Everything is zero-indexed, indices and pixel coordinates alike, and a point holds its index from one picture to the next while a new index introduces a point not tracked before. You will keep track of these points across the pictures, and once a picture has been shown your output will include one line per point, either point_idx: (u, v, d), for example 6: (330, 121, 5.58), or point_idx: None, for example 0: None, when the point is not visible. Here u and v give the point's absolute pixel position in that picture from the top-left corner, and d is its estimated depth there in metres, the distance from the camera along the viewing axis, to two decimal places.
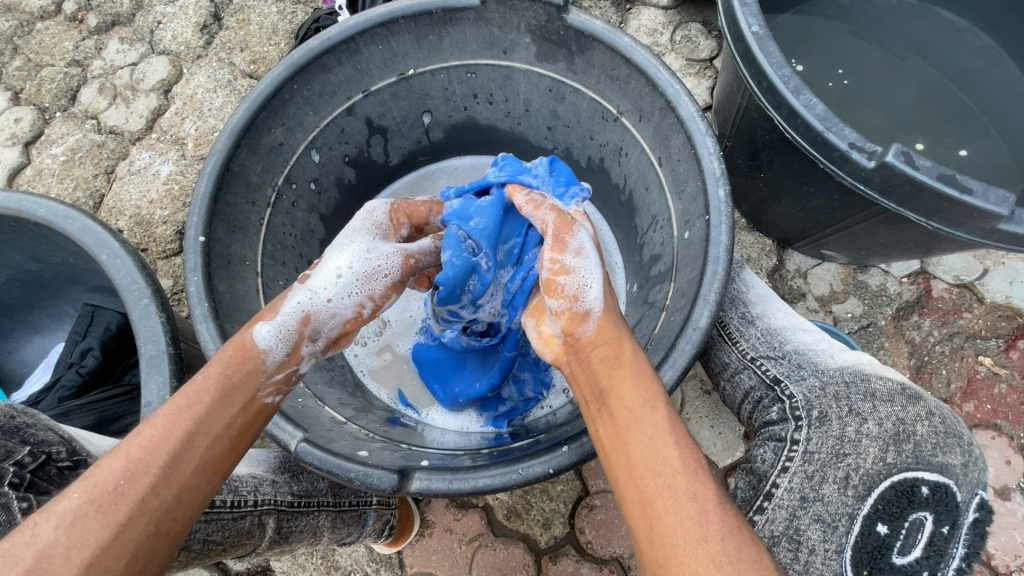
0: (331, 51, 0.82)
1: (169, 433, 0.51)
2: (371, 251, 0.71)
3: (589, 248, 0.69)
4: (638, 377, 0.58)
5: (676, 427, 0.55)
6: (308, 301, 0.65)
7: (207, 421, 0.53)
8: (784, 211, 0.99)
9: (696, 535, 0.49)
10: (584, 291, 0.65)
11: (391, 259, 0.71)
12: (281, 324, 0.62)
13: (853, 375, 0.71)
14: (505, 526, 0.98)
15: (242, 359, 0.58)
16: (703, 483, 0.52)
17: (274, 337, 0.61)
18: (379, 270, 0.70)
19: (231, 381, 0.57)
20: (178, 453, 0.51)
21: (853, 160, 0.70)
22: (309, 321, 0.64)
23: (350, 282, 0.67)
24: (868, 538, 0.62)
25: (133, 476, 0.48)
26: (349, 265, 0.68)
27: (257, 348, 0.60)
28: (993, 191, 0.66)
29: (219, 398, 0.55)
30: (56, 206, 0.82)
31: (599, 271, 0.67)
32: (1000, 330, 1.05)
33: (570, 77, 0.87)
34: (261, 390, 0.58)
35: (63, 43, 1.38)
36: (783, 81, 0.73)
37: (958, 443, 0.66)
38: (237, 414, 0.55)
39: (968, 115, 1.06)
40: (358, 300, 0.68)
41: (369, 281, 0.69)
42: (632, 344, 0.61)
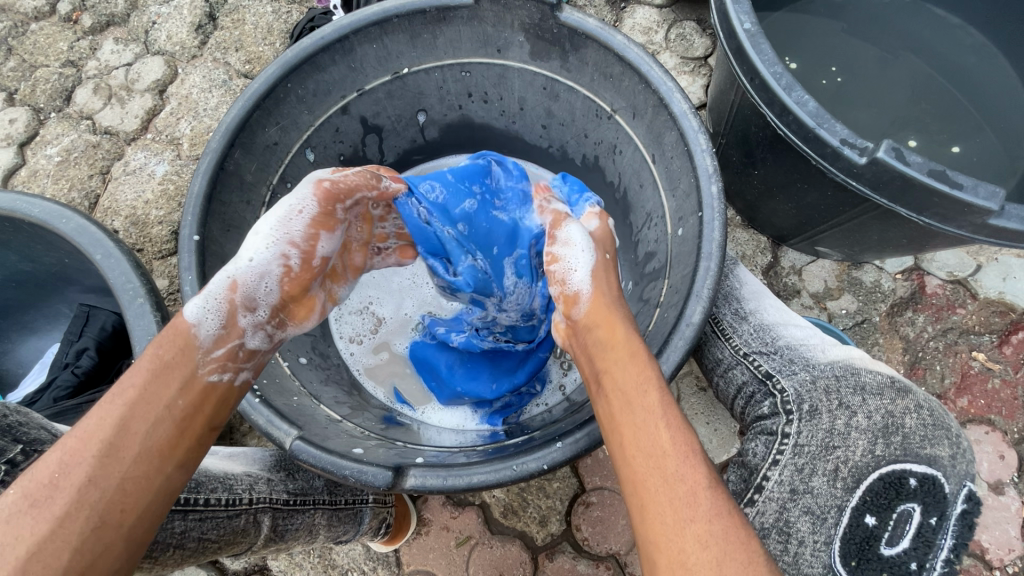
0: (324, 49, 0.82)
1: (101, 423, 0.53)
2: (285, 200, 0.70)
3: (575, 239, 0.73)
4: (629, 357, 0.59)
5: (665, 407, 0.55)
6: (234, 268, 0.66)
7: (142, 407, 0.55)
8: (778, 208, 1.00)
9: (682, 517, 0.49)
10: (569, 276, 0.71)
11: (306, 201, 0.71)
12: (209, 297, 0.64)
13: (843, 369, 0.72)
14: (501, 524, 0.98)
15: (172, 337, 0.60)
16: (693, 466, 0.51)
17: (205, 309, 0.63)
18: (294, 214, 0.69)
19: (165, 361, 0.58)
20: (113, 440, 0.52)
21: (845, 157, 0.71)
22: (237, 287, 0.65)
23: (269, 234, 0.68)
24: (856, 529, 0.63)
25: (67, 467, 0.50)
26: (265, 220, 0.68)
27: (186, 323, 0.61)
28: (983, 186, 0.66)
29: (155, 384, 0.56)
30: (50, 206, 0.82)
31: (588, 254, 0.71)
32: (994, 325, 1.05)
33: (564, 75, 0.88)
34: (200, 366, 0.60)
35: (57, 43, 1.38)
36: (775, 78, 0.73)
37: (946, 435, 0.66)
38: (176, 394, 0.57)
39: (961, 112, 1.07)
40: (282, 250, 0.67)
41: (287, 225, 0.69)
42: (622, 320, 0.64)
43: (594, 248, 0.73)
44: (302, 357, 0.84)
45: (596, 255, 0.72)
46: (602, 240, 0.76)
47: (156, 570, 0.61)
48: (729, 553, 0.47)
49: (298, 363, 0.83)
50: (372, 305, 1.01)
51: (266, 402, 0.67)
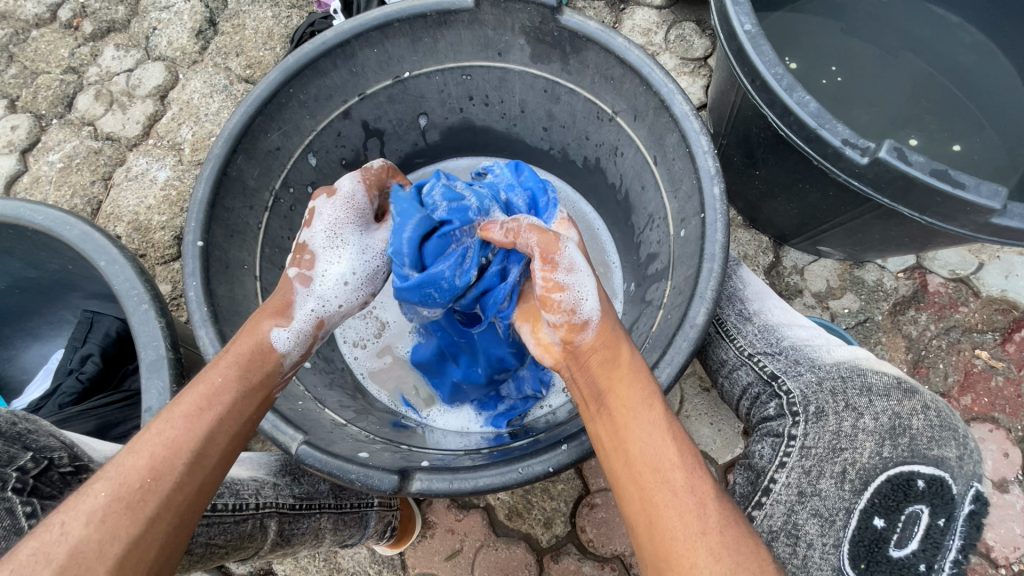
0: (325, 55, 0.82)
1: (191, 432, 0.54)
2: (367, 253, 0.76)
3: (580, 261, 0.66)
4: (632, 374, 0.58)
5: (672, 423, 0.56)
6: (320, 307, 0.71)
7: (226, 419, 0.57)
8: (780, 207, 1.00)
9: (695, 529, 0.50)
10: (580, 306, 0.64)
11: (387, 258, 0.78)
12: (295, 328, 0.67)
13: (850, 369, 0.72)
14: (506, 526, 0.98)
15: (262, 364, 0.63)
16: (699, 475, 0.53)
17: (290, 339, 0.67)
18: (378, 271, 0.77)
19: (252, 383, 0.61)
20: (200, 450, 0.54)
21: (847, 157, 0.71)
22: (323, 326, 0.71)
23: (354, 283, 0.74)
24: (866, 531, 0.63)
25: (160, 472, 0.51)
26: (350, 269, 0.74)
27: (277, 353, 0.65)
28: (985, 185, 0.66)
29: (237, 399, 0.59)
30: (54, 213, 0.82)
31: (590, 276, 0.65)
32: (997, 323, 1.05)
33: (565, 78, 0.88)
34: (276, 390, 0.64)
35: (59, 50, 1.39)
36: (776, 79, 0.73)
37: (953, 436, 0.66)
38: (259, 412, 0.61)
39: (961, 110, 1.07)
40: (363, 298, 0.76)
41: (370, 279, 0.76)
42: (618, 327, 0.64)
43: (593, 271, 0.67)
44: (306, 361, 0.85)
45: (597, 279, 0.66)
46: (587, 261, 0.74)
47: None
48: (741, 562, 0.49)
49: (303, 368, 0.83)
50: (375, 308, 1.01)
51: (273, 408, 0.67)
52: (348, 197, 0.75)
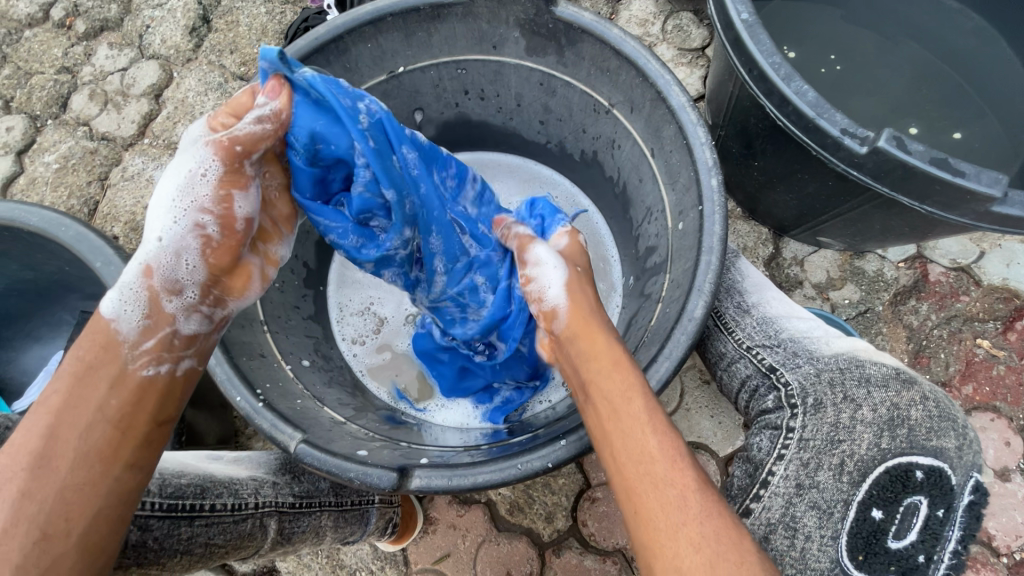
0: (319, 51, 0.82)
1: (31, 435, 0.52)
2: (177, 168, 0.60)
3: (546, 258, 0.73)
4: (609, 367, 0.59)
5: (651, 415, 0.54)
6: (148, 253, 0.61)
7: (72, 415, 0.53)
8: (779, 198, 0.99)
9: (676, 521, 0.49)
10: (543, 293, 0.69)
11: (200, 164, 0.60)
12: (126, 290, 0.60)
13: (848, 361, 0.72)
14: (507, 521, 0.98)
15: (91, 332, 0.58)
16: (678, 468, 0.52)
17: (122, 301, 0.60)
18: (198, 185, 0.60)
19: (88, 364, 0.56)
20: (41, 451, 0.51)
21: (846, 147, 0.70)
22: (152, 273, 0.61)
23: (170, 207, 0.60)
24: (864, 523, 0.63)
25: (2, 485, 0.49)
26: (164, 198, 0.61)
27: (105, 319, 0.58)
28: (986, 173, 0.66)
29: (80, 389, 0.55)
30: (49, 214, 0.82)
31: (560, 270, 0.70)
32: (998, 312, 1.05)
33: (561, 71, 0.87)
34: (129, 360, 0.58)
35: (52, 50, 1.38)
36: (773, 68, 0.72)
37: (952, 427, 0.65)
38: (106, 393, 0.55)
39: (961, 97, 1.06)
40: (191, 226, 0.61)
41: (190, 193, 0.60)
42: (598, 320, 0.65)
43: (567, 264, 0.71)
44: (304, 360, 0.84)
45: (569, 271, 0.70)
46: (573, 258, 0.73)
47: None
48: (721, 553, 0.48)
49: (301, 366, 0.82)
50: (373, 304, 1.01)
51: (270, 406, 0.67)
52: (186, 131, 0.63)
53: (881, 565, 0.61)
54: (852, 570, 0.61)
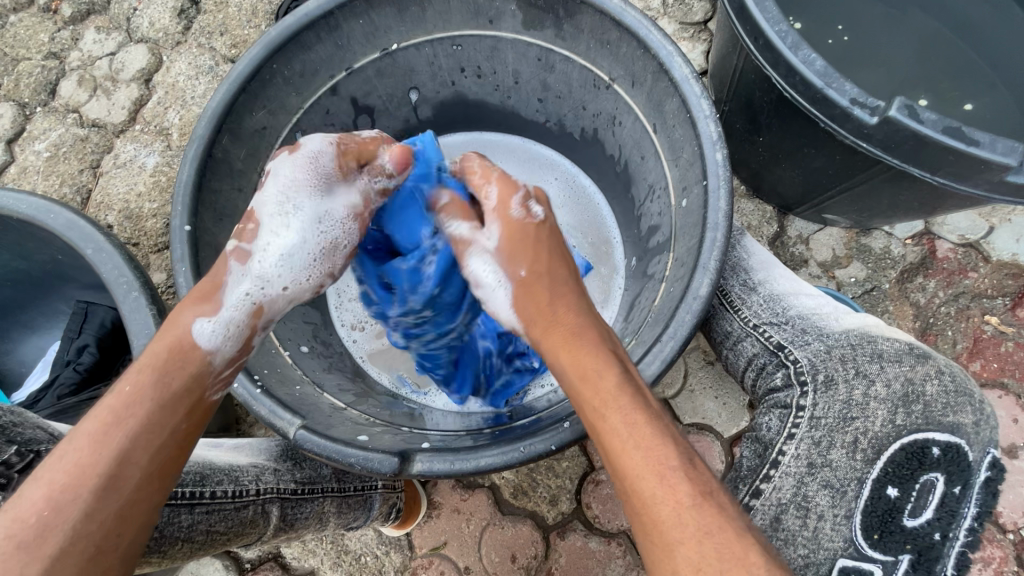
0: (309, 27, 0.79)
1: (96, 453, 0.49)
2: (321, 223, 0.64)
3: (485, 275, 0.65)
4: (581, 384, 0.55)
5: (632, 428, 0.52)
6: (257, 288, 0.61)
7: (144, 436, 0.50)
8: (784, 175, 0.97)
9: (699, 534, 0.48)
10: (498, 315, 0.66)
11: (345, 228, 0.66)
12: (223, 318, 0.58)
13: (859, 338, 0.71)
14: (512, 504, 0.98)
15: (176, 359, 0.55)
16: (671, 485, 0.49)
17: (218, 333, 0.57)
18: (337, 241, 0.66)
19: (171, 388, 0.53)
20: (112, 473, 0.48)
21: (855, 117, 0.68)
22: (259, 311, 0.61)
23: (303, 258, 0.63)
24: (878, 501, 0.63)
25: (59, 505, 0.47)
26: (295, 243, 0.63)
27: (200, 349, 0.56)
28: (1001, 141, 0.63)
29: (159, 409, 0.52)
30: (37, 201, 0.80)
31: (503, 287, 0.64)
32: (1007, 288, 1.03)
33: (559, 45, 0.84)
34: (209, 388, 0.56)
35: (38, 35, 1.35)
36: (780, 37, 0.70)
37: (969, 402, 0.65)
38: (183, 419, 0.53)
39: (972, 67, 1.03)
40: (314, 276, 0.65)
41: (329, 255, 0.65)
42: (563, 325, 0.60)
43: (506, 271, 0.64)
44: (303, 346, 0.83)
45: (512, 287, 0.63)
46: (522, 249, 0.64)
47: (167, 563, 0.61)
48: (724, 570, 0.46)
49: (300, 352, 0.81)
50: None
51: (269, 393, 0.66)
52: (308, 158, 0.65)
53: (897, 543, 0.62)
54: (866, 549, 0.62)
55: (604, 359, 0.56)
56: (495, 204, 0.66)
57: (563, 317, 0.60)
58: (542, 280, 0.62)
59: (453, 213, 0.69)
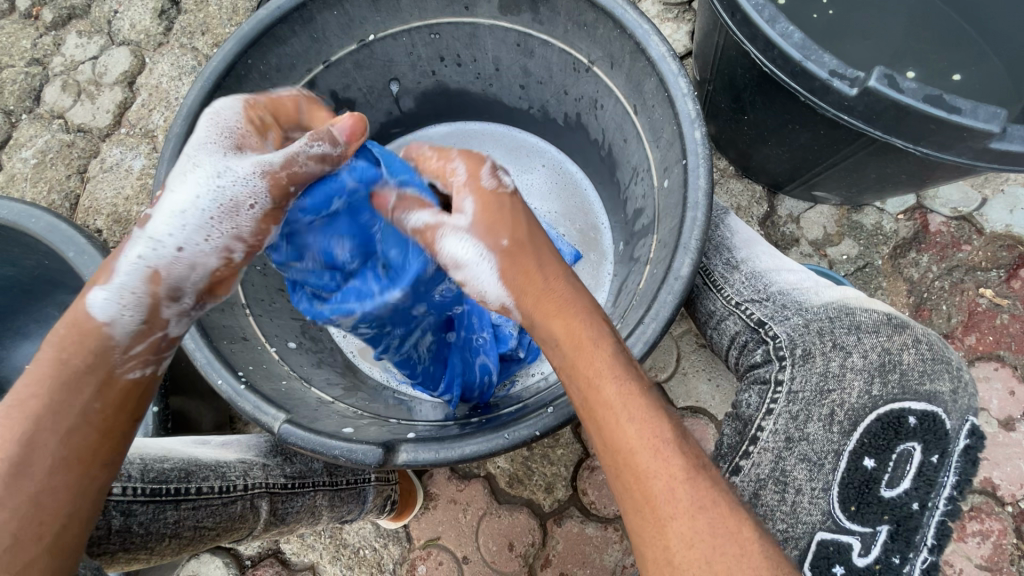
0: (282, 21, 0.79)
1: (5, 440, 0.49)
2: (218, 178, 0.54)
3: (462, 252, 0.59)
4: (578, 353, 0.54)
5: (626, 400, 0.51)
6: (150, 252, 0.54)
7: (49, 416, 0.50)
8: (771, 153, 0.96)
9: (691, 507, 0.48)
10: (484, 296, 0.60)
11: (246, 185, 0.55)
12: (119, 286, 0.53)
13: (837, 310, 0.71)
14: (508, 493, 0.98)
15: (80, 338, 0.52)
16: (664, 458, 0.50)
17: (113, 303, 0.53)
18: (239, 202, 0.55)
19: (72, 368, 0.52)
20: (21, 456, 0.49)
21: (835, 89, 0.67)
22: (157, 278, 0.54)
23: (200, 221, 0.54)
24: (855, 473, 0.64)
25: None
26: (195, 201, 0.54)
27: (95, 321, 0.52)
28: (982, 108, 0.63)
29: (61, 388, 0.51)
30: (19, 206, 0.80)
31: (486, 262, 0.58)
32: (1001, 260, 1.02)
33: (536, 29, 0.83)
34: (118, 365, 0.53)
35: (20, 41, 1.34)
36: (757, 10, 0.68)
37: (946, 369, 0.66)
38: (91, 396, 0.52)
39: (961, 37, 1.01)
40: (216, 241, 0.55)
41: (232, 215, 0.55)
42: (555, 295, 0.57)
43: (488, 245, 0.58)
44: (290, 342, 0.83)
45: (495, 257, 0.58)
46: (497, 221, 0.59)
47: (155, 559, 0.62)
48: (718, 544, 0.47)
49: (287, 348, 0.81)
50: None
51: (253, 389, 0.66)
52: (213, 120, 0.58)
53: (874, 515, 0.63)
54: (844, 521, 0.64)
55: (597, 332, 0.55)
56: (467, 177, 0.61)
57: (549, 288, 0.57)
58: (527, 251, 0.58)
59: (407, 207, 0.63)
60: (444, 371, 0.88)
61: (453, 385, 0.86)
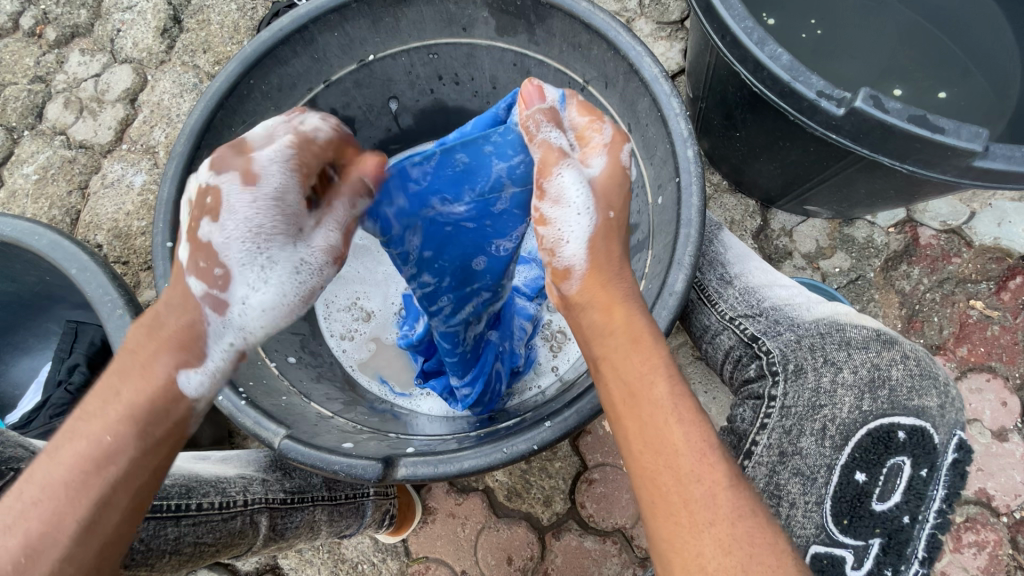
0: (284, 41, 0.81)
1: (75, 501, 0.48)
2: (300, 272, 0.60)
3: (572, 194, 0.60)
4: (634, 345, 0.54)
5: (678, 401, 0.51)
6: (241, 337, 0.58)
7: (125, 478, 0.50)
8: (763, 168, 0.97)
9: (728, 515, 0.47)
10: (561, 245, 0.60)
11: (324, 272, 0.61)
12: (209, 367, 0.56)
13: (828, 326, 0.72)
14: (506, 507, 0.98)
15: (157, 412, 0.53)
16: (710, 464, 0.49)
17: (202, 381, 0.56)
18: (314, 289, 0.61)
19: (152, 437, 0.52)
20: (93, 518, 0.49)
21: (822, 109, 0.69)
22: (246, 356, 0.58)
23: (281, 304, 0.60)
24: (847, 486, 0.65)
25: (38, 551, 0.47)
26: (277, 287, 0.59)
27: (185, 397, 0.54)
28: (965, 128, 0.64)
29: (138, 455, 0.51)
30: (22, 224, 0.81)
31: (588, 218, 0.60)
32: (991, 273, 1.04)
33: (533, 49, 0.85)
34: (187, 427, 0.56)
35: (24, 59, 1.36)
36: (746, 33, 0.71)
37: (933, 385, 0.67)
38: (161, 459, 0.53)
39: (947, 56, 1.04)
40: (297, 314, 0.63)
41: (308, 297, 0.62)
42: (622, 282, 0.58)
43: (597, 207, 0.60)
44: (290, 357, 0.84)
45: (595, 218, 0.60)
46: (614, 190, 0.61)
47: None
48: (753, 553, 0.46)
49: (287, 363, 0.82)
50: (359, 298, 1.00)
51: (253, 404, 0.67)
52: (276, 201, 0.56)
53: (867, 528, 0.64)
54: (837, 534, 0.64)
55: (652, 328, 0.56)
56: (610, 140, 0.62)
57: (620, 278, 0.59)
58: (617, 233, 0.61)
59: (545, 121, 0.63)
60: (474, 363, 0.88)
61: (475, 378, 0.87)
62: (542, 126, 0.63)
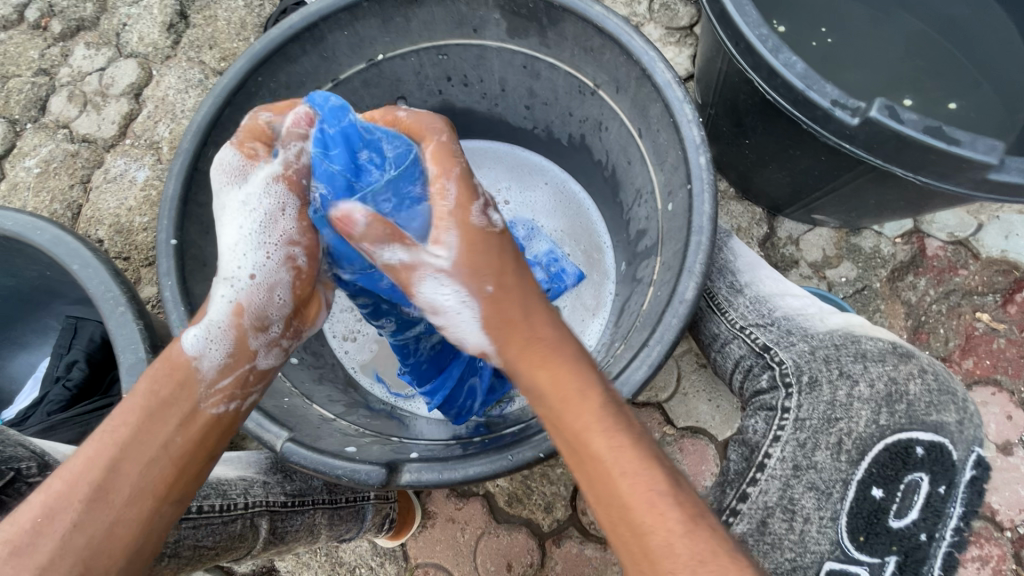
0: (293, 39, 0.80)
1: (88, 467, 0.50)
2: (247, 203, 0.60)
3: (444, 299, 0.59)
4: (562, 406, 0.53)
5: (617, 454, 0.50)
6: (232, 289, 0.59)
7: (133, 447, 0.51)
8: (772, 176, 0.97)
9: (691, 560, 0.46)
10: (463, 341, 0.61)
11: (273, 193, 0.61)
12: (210, 329, 0.58)
13: (842, 338, 0.73)
14: (507, 512, 0.97)
15: (169, 373, 0.56)
16: (660, 513, 0.48)
17: (205, 339, 0.57)
18: (274, 213, 0.61)
19: (159, 400, 0.54)
20: (101, 483, 0.50)
21: (836, 118, 0.68)
22: (243, 310, 0.59)
23: (256, 244, 0.59)
24: (864, 502, 0.63)
25: (53, 513, 0.48)
26: (241, 231, 0.59)
27: (186, 356, 0.56)
28: (980, 140, 0.64)
29: (147, 421, 0.53)
30: (24, 218, 0.80)
31: (467, 308, 0.59)
32: (997, 285, 1.03)
33: (544, 52, 0.84)
34: (201, 400, 0.55)
35: (28, 51, 1.35)
36: (760, 40, 0.70)
37: (952, 401, 0.67)
38: (173, 431, 0.53)
39: (954, 67, 1.04)
40: (276, 257, 0.60)
41: (275, 226, 0.61)
42: (539, 345, 0.57)
43: (471, 295, 0.59)
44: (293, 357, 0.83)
45: (476, 317, 0.59)
46: (477, 274, 0.59)
47: None
48: None
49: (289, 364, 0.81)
50: None
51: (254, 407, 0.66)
52: (219, 165, 0.61)
53: (883, 545, 0.62)
54: (852, 551, 0.62)
55: (586, 378, 0.54)
56: (451, 206, 0.60)
57: (534, 335, 0.57)
58: (513, 302, 0.59)
59: (381, 230, 0.58)
60: (437, 375, 0.89)
61: (437, 392, 0.87)
62: (380, 245, 0.58)
